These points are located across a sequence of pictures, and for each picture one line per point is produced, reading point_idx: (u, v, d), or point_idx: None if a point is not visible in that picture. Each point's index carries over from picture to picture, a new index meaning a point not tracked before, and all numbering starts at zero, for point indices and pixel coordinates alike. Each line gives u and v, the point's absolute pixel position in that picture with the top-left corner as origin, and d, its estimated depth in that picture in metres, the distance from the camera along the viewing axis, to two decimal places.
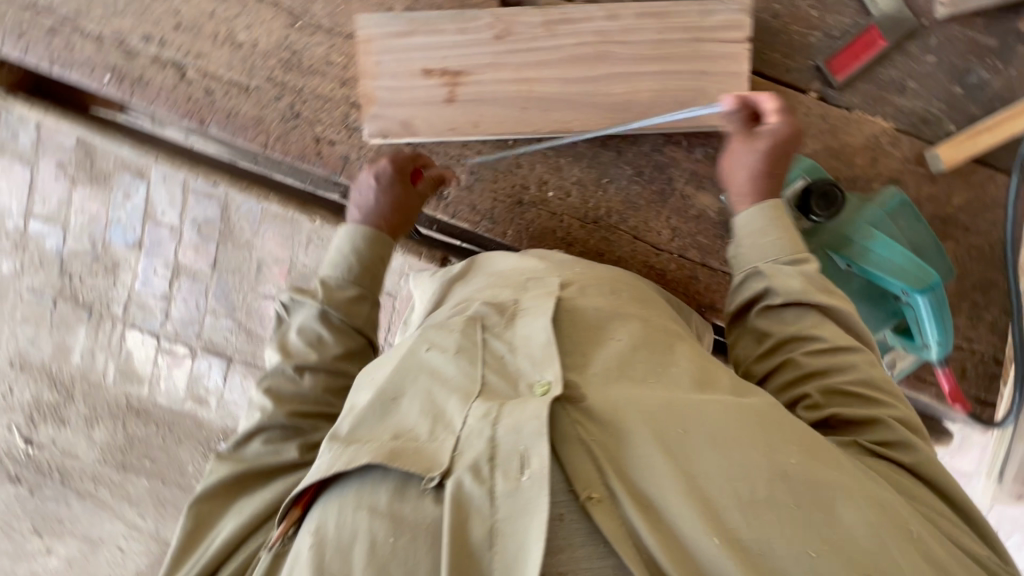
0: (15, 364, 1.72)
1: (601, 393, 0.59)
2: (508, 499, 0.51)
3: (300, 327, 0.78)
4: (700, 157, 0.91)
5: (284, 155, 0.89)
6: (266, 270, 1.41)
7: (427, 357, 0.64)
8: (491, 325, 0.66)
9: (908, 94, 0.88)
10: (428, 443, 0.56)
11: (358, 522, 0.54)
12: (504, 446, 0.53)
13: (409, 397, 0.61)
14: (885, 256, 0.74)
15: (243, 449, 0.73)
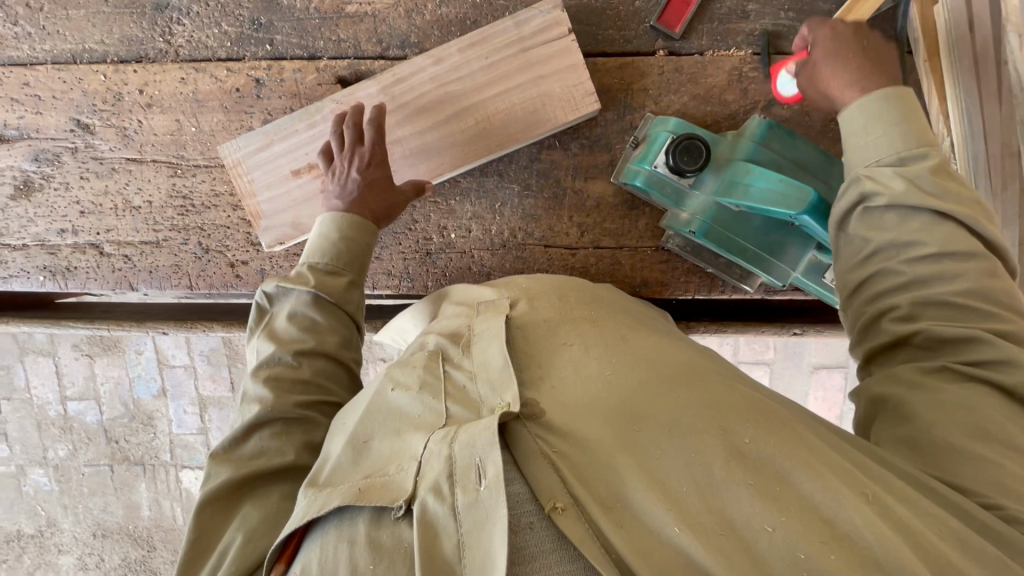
0: (99, 535, 2.21)
1: (556, 400, 0.56)
2: (470, 512, 0.48)
3: (290, 314, 0.76)
4: (578, 151, 0.91)
5: (209, 288, 0.96)
6: None
7: (391, 397, 0.61)
8: (452, 357, 0.63)
9: (752, 17, 0.87)
10: (396, 476, 0.53)
11: (337, 557, 0.50)
12: (458, 460, 0.50)
13: (379, 437, 0.59)
14: (765, 190, 0.72)
15: (242, 447, 0.69)
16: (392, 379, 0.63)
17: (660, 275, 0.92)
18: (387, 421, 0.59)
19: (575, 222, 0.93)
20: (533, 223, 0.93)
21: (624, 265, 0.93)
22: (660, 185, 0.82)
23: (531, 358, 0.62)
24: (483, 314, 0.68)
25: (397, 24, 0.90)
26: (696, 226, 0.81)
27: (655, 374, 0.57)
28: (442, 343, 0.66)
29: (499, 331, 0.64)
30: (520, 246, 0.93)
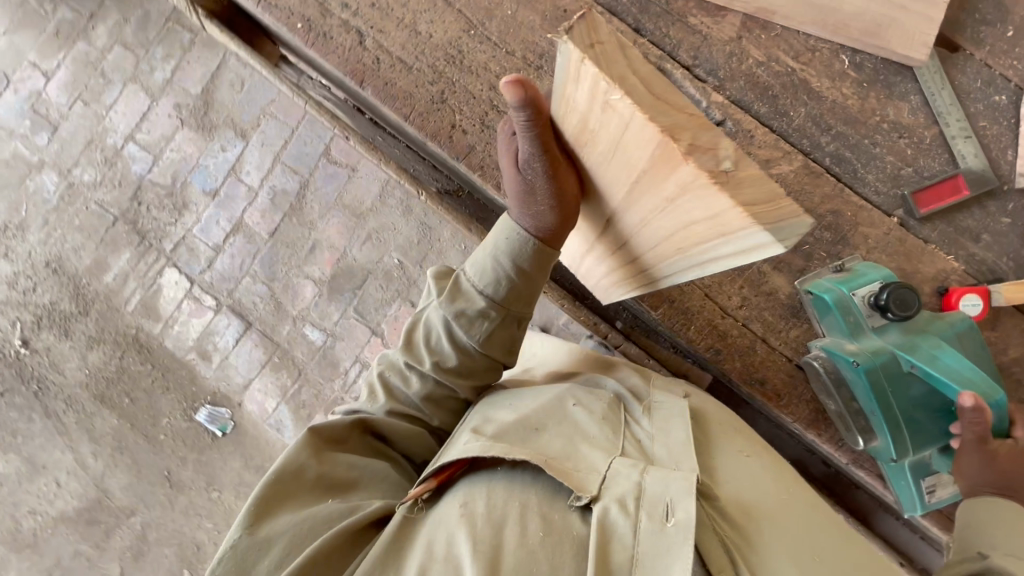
0: (49, 267, 2.18)
1: (734, 499, 0.79)
2: (653, 536, 0.68)
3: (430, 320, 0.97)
4: (784, 243, 0.97)
5: (420, 130, 1.02)
6: (320, 253, 2.07)
7: (575, 409, 0.89)
8: (632, 411, 0.92)
9: (980, 244, 0.96)
10: (588, 479, 0.75)
11: (520, 509, 0.74)
12: (651, 493, 0.72)
13: (552, 432, 0.84)
14: (954, 367, 0.80)
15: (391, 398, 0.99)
16: (575, 397, 0.91)
17: (779, 382, 0.96)
18: (564, 430, 0.85)
19: (743, 292, 0.97)
20: (710, 270, 0.98)
21: (758, 354, 0.97)
22: (849, 310, 0.87)
23: (715, 454, 0.86)
24: (661, 391, 0.95)
25: (715, 55, 1.00)
26: (863, 363, 0.83)
27: (812, 522, 0.80)
28: (624, 395, 0.95)
29: (680, 410, 0.89)
30: (687, 279, 0.98)
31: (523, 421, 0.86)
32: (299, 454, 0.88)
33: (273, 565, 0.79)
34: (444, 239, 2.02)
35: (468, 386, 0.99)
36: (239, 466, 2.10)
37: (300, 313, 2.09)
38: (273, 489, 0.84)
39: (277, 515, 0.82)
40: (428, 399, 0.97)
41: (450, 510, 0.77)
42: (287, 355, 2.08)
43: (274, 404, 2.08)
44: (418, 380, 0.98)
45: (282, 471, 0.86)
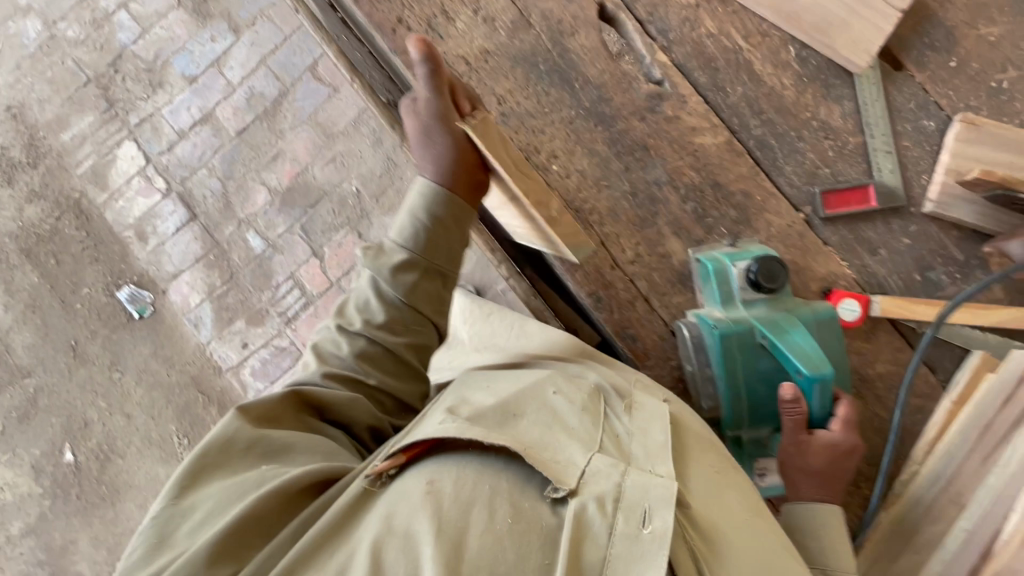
0: (10, 112, 2.14)
1: (703, 513, 0.74)
2: (626, 540, 0.65)
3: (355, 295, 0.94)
4: (688, 211, 0.98)
5: (366, 15, 1.00)
6: (281, 163, 2.06)
7: (555, 397, 0.83)
8: (611, 404, 0.86)
9: (875, 257, 0.98)
10: (569, 470, 0.70)
11: (481, 490, 0.68)
12: (629, 496, 0.68)
13: (529, 420, 0.78)
14: (799, 343, 0.82)
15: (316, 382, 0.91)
16: (557, 386, 0.85)
17: (650, 341, 0.98)
18: (541, 418, 0.79)
19: (637, 249, 0.99)
20: (612, 220, 0.99)
21: (636, 311, 0.98)
22: (725, 276, 0.88)
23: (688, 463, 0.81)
24: (645, 391, 0.90)
25: (671, 16, 1.01)
26: (721, 329, 0.85)
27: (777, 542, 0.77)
28: (606, 389, 0.89)
29: (663, 414, 0.85)
30: (588, 223, 0.99)
31: (501, 406, 0.79)
32: (231, 425, 0.81)
33: (190, 536, 0.72)
34: (405, 179, 2.01)
35: (401, 344, 0.93)
36: (147, 353, 2.07)
37: (246, 217, 2.07)
38: (197, 461, 0.77)
39: (206, 487, 0.76)
40: (363, 357, 0.92)
41: (413, 487, 0.69)
42: (223, 256, 2.07)
43: (197, 300, 2.06)
44: (350, 344, 0.92)
45: (211, 444, 0.79)
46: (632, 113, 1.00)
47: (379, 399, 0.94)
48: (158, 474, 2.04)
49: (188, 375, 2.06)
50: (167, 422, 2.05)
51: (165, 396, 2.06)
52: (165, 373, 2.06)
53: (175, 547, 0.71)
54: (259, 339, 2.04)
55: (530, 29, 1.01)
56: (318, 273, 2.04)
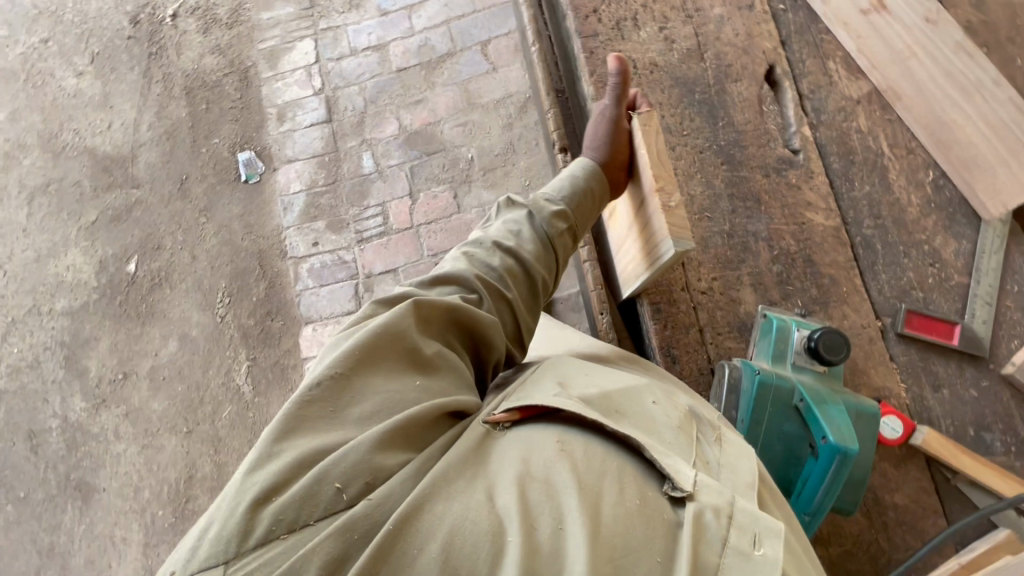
0: None
1: (795, 570, 0.69)
2: (741, 559, 0.62)
3: (506, 221, 1.03)
4: (773, 271, 1.23)
5: None
6: (421, 108, 2.25)
7: (655, 406, 0.81)
8: (704, 431, 0.82)
9: None
10: (681, 471, 0.69)
11: (602, 467, 0.67)
12: (741, 515, 0.65)
13: (631, 422, 0.75)
14: (835, 415, 1.00)
15: (434, 286, 0.90)
16: (655, 397, 0.83)
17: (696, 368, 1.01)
18: (642, 420, 0.77)
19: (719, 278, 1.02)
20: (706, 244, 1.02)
21: None
22: (780, 340, 1.10)
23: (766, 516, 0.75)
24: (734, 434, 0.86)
25: None
26: (763, 374, 1.04)
27: None
28: (698, 416, 0.84)
29: (751, 454, 0.80)
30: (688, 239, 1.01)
31: (608, 397, 0.79)
32: (403, 319, 0.79)
33: (358, 420, 0.70)
34: (516, 167, 2.14)
35: (541, 274, 1.00)
36: (236, 213, 2.27)
37: (370, 140, 2.26)
38: (369, 346, 0.75)
39: (371, 377, 0.74)
40: (507, 271, 0.96)
41: (539, 442, 0.69)
42: (336, 162, 2.26)
43: (297, 189, 2.25)
44: (501, 259, 0.96)
45: (385, 332, 0.77)
46: None
47: (506, 318, 0.94)
48: (192, 317, 2.20)
49: (258, 246, 2.23)
50: (220, 277, 2.22)
51: (230, 255, 2.24)
52: (241, 236, 2.25)
53: (345, 427, 0.69)
54: (330, 245, 2.19)
55: (706, 84, 1.36)
56: (405, 212, 2.18)
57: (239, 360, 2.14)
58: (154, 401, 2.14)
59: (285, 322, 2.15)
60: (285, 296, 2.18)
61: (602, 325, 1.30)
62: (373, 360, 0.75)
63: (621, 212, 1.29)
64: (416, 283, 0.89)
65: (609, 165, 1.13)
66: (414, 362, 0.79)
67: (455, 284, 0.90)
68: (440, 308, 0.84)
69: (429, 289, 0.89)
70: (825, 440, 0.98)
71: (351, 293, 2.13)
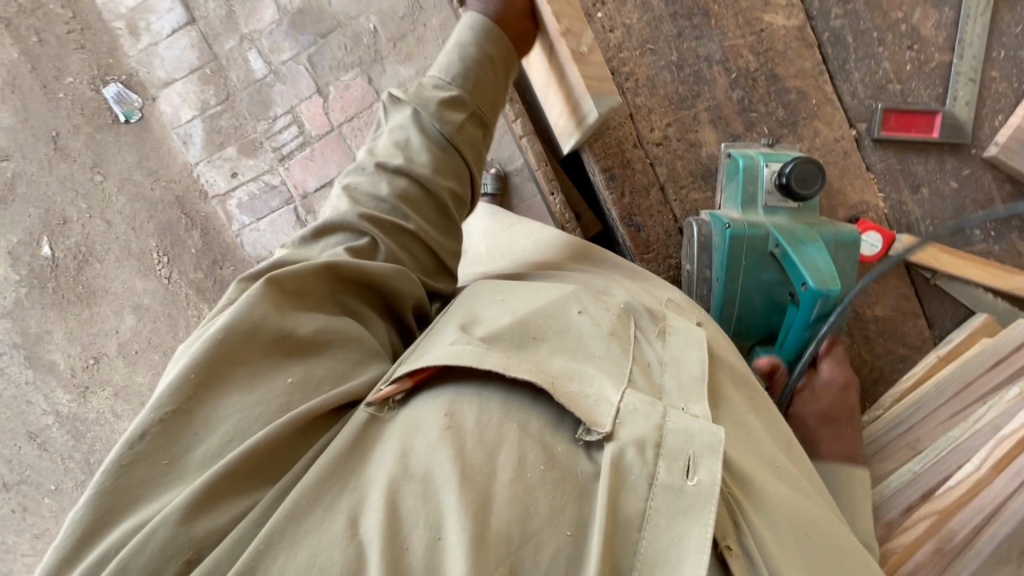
0: None
1: (740, 453, 0.71)
2: (667, 492, 0.60)
3: (390, 132, 0.87)
4: (733, 99, 1.15)
5: None
6: None
7: (579, 319, 0.78)
8: (643, 326, 0.82)
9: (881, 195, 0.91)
10: (600, 411, 0.65)
11: (507, 430, 0.63)
12: (672, 441, 0.63)
13: (550, 345, 0.74)
14: (815, 255, 0.95)
15: (321, 237, 0.81)
16: (581, 304, 0.80)
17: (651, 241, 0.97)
18: (564, 345, 0.75)
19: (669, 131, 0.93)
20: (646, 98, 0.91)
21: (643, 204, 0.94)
22: (750, 182, 1.03)
23: (722, 408, 0.77)
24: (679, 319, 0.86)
25: None
26: (733, 228, 0.99)
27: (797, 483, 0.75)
28: (637, 310, 0.84)
29: (698, 342, 0.81)
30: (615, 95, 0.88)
31: (524, 326, 0.75)
32: (253, 311, 0.69)
33: (203, 458, 0.61)
34: (429, 27, 1.82)
35: (445, 187, 0.86)
36: (132, 162, 1.98)
37: (250, 34, 1.88)
38: (208, 362, 0.65)
39: (224, 395, 0.65)
40: (401, 197, 0.84)
41: (429, 418, 0.64)
42: (220, 72, 1.90)
43: (189, 116, 1.93)
44: (390, 184, 0.83)
45: (235, 332, 0.67)
46: None
47: (415, 252, 0.85)
48: (136, 286, 2.04)
49: (173, 193, 1.98)
50: (147, 237, 2.01)
51: (147, 211, 2.00)
52: (150, 186, 1.98)
53: (185, 474, 0.60)
54: (250, 172, 1.94)
55: None
56: (319, 113, 1.89)
57: (204, 316, 2.03)
58: (136, 376, 2.09)
59: (235, 267, 2.00)
60: (224, 240, 2.00)
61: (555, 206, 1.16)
62: (224, 370, 0.66)
63: (538, 65, 1.11)
64: (303, 240, 0.81)
65: (504, 19, 0.94)
66: (280, 353, 0.70)
67: (343, 232, 0.80)
68: (297, 282, 0.74)
69: (313, 243, 0.80)
70: (805, 286, 0.94)
71: (293, 220, 1.95)
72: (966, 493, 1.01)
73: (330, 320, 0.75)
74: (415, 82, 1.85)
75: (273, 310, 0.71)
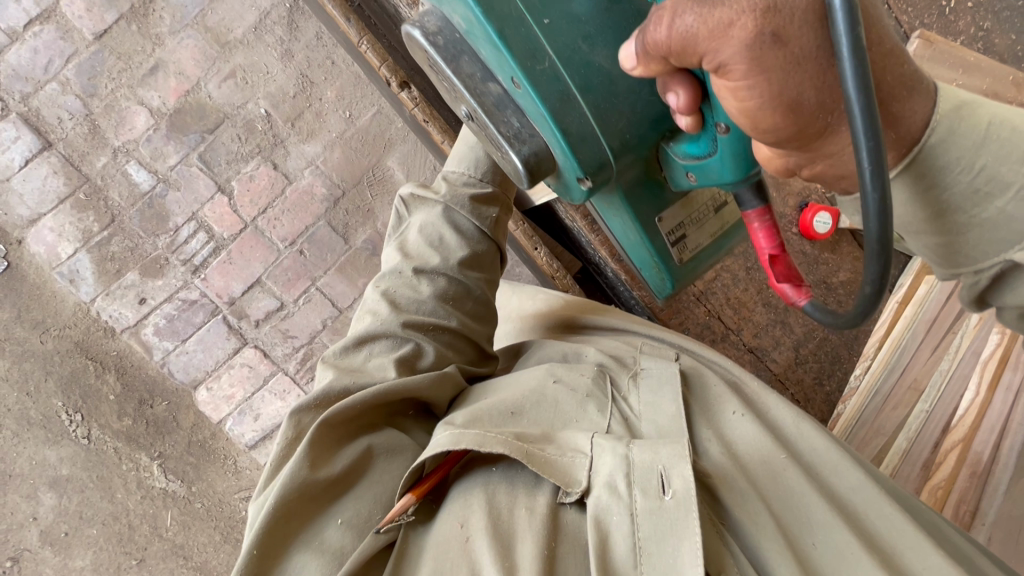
0: None
1: (719, 472, 0.70)
2: (650, 516, 0.57)
3: (418, 229, 0.85)
4: None
5: None
6: (161, 77, 1.70)
7: (557, 389, 0.75)
8: (619, 379, 0.78)
9: None
10: (574, 468, 0.63)
11: (515, 516, 0.62)
12: (639, 466, 0.60)
13: (533, 415, 0.72)
14: None
15: (361, 348, 0.77)
16: (556, 374, 0.78)
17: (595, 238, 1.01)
18: (544, 415, 0.72)
19: None
20: None
21: None
22: None
23: (703, 423, 0.76)
24: (652, 356, 0.83)
25: None
26: None
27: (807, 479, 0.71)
28: (608, 367, 0.80)
29: (672, 377, 0.76)
30: None
31: (500, 405, 0.72)
32: (303, 464, 0.63)
33: None
34: (326, 100, 1.77)
35: (480, 279, 0.87)
36: (7, 317, 1.70)
37: (124, 145, 1.70)
38: (267, 533, 0.60)
39: (288, 558, 0.61)
40: (445, 298, 0.82)
41: (444, 530, 0.63)
42: (97, 193, 1.69)
43: (70, 251, 1.69)
44: (431, 284, 0.81)
45: (288, 493, 0.61)
46: None
47: (460, 346, 0.83)
48: (48, 457, 1.73)
49: (68, 339, 1.72)
50: (49, 397, 1.72)
51: (41, 367, 1.71)
52: (38, 339, 1.71)
53: None
54: (161, 293, 1.74)
55: None
56: (227, 213, 1.75)
57: (144, 466, 1.76)
58: (71, 563, 1.73)
59: (169, 400, 1.77)
60: (147, 374, 1.76)
61: (541, 259, 1.20)
62: (284, 529, 0.61)
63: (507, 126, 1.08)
64: (349, 356, 0.77)
65: None
66: (332, 492, 0.65)
67: (386, 339, 0.77)
68: (342, 416, 0.67)
69: (356, 352, 0.77)
70: None
71: (225, 330, 1.76)
72: (976, 415, 1.05)
73: (377, 441, 0.70)
74: (325, 157, 1.77)
75: (318, 455, 0.64)
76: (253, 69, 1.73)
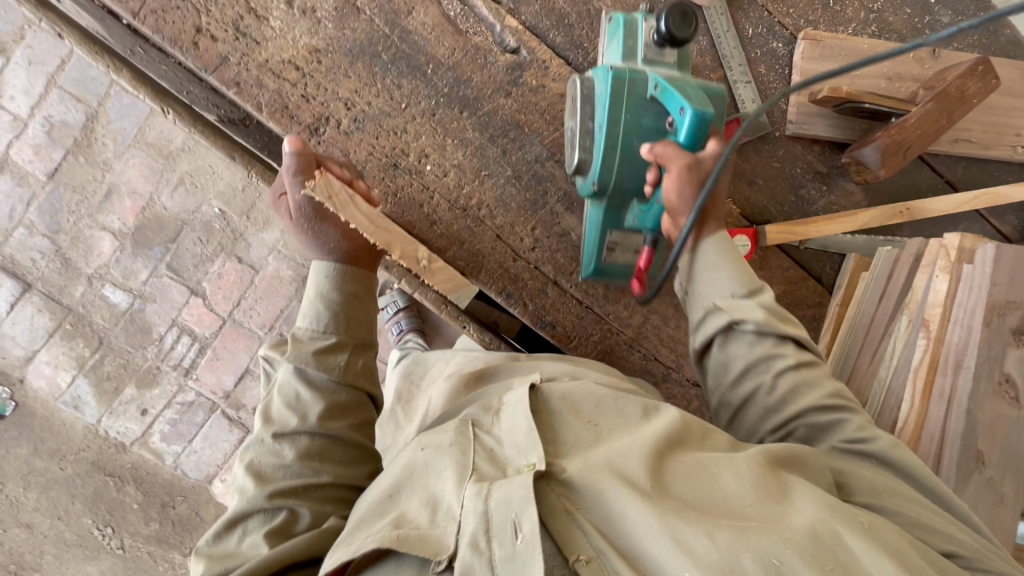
0: None
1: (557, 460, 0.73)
2: (505, 563, 0.62)
3: (280, 391, 0.89)
4: None
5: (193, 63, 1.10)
6: (117, 199, 1.77)
7: (424, 453, 0.77)
8: (483, 423, 0.81)
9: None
10: (436, 537, 0.66)
11: None
12: (494, 517, 0.64)
13: (409, 489, 0.75)
14: None
15: (238, 522, 0.81)
16: (422, 441, 0.79)
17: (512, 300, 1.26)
18: (415, 486, 0.74)
19: (533, 235, 1.24)
20: (500, 210, 1.23)
21: (548, 294, 1.25)
22: None
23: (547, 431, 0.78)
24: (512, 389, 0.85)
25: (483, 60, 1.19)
26: None
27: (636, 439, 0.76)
28: (474, 415, 0.83)
29: (523, 400, 0.80)
30: (501, 230, 1.23)
31: (377, 491, 0.76)
32: None
33: None
34: None
35: (348, 426, 0.89)
36: (26, 451, 1.80)
37: (96, 271, 1.78)
38: None
39: None
40: (310, 455, 0.85)
41: None
42: (81, 321, 1.78)
43: (69, 379, 1.79)
44: (293, 446, 0.85)
45: None
46: (495, 87, 1.21)
47: (343, 496, 0.87)
48: (90, 572, 1.84)
49: (85, 461, 1.82)
50: (79, 517, 1.82)
51: (66, 491, 1.82)
52: (57, 466, 1.81)
53: None
54: (160, 401, 1.82)
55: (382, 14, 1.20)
56: (204, 312, 1.82)
57: (178, 563, 1.86)
58: None
59: (188, 498, 1.85)
60: (164, 478, 1.85)
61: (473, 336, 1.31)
62: None
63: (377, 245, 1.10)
64: (227, 530, 0.81)
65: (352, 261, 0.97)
66: None
67: (256, 516, 0.81)
68: None
69: (229, 535, 0.81)
70: None
71: (226, 423, 1.83)
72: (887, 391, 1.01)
73: None
74: (285, 241, 1.82)
75: None
76: (200, 173, 1.79)
